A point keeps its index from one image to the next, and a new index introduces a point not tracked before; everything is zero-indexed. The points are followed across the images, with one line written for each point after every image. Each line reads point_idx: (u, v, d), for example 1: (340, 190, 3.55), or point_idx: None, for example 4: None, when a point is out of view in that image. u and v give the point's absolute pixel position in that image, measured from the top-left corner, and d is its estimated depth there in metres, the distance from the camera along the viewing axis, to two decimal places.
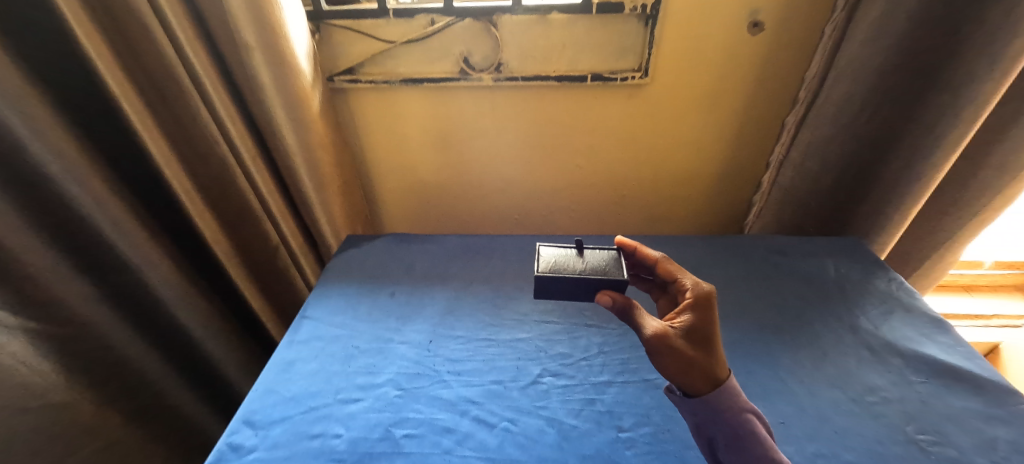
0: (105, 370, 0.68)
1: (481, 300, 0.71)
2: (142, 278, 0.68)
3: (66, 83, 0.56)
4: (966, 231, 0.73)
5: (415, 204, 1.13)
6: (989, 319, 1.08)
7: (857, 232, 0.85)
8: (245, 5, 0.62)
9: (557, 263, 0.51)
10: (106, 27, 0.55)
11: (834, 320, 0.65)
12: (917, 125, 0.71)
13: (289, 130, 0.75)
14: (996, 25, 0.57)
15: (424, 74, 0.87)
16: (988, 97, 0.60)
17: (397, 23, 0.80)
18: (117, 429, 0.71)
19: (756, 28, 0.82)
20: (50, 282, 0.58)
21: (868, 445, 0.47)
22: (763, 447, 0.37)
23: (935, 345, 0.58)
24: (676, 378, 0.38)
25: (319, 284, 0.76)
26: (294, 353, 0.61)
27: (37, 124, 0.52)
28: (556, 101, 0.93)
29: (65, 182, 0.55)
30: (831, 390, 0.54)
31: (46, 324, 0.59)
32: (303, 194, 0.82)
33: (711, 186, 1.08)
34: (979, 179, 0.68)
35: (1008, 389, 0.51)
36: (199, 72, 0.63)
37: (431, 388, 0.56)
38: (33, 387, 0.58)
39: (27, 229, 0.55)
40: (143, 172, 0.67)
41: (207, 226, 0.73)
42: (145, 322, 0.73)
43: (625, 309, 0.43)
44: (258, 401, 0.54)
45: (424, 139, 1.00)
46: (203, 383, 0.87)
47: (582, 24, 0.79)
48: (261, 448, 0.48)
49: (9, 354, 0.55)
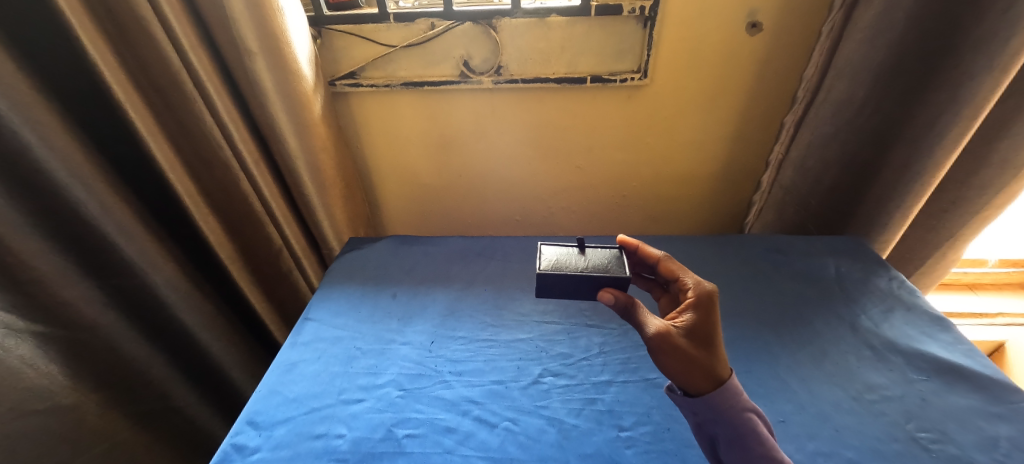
0: (111, 372, 0.69)
1: (482, 301, 0.72)
2: (147, 281, 0.69)
3: (71, 88, 0.57)
4: (969, 229, 0.73)
5: (416, 205, 1.13)
6: (994, 318, 1.07)
7: (859, 230, 0.85)
8: (247, 11, 0.63)
9: (559, 261, 0.51)
10: (110, 33, 0.56)
11: (834, 318, 0.65)
12: (916, 123, 0.71)
13: (291, 133, 0.75)
14: (993, 23, 0.57)
15: (424, 78, 0.88)
16: (987, 95, 0.60)
17: (397, 27, 0.81)
18: (122, 430, 0.72)
19: (754, 29, 0.82)
20: (57, 285, 0.59)
21: (868, 443, 0.47)
22: (764, 447, 0.37)
23: (936, 343, 0.58)
24: (678, 377, 0.38)
25: (322, 285, 0.76)
26: (297, 354, 0.62)
27: (43, 130, 0.53)
28: (555, 103, 0.93)
29: (71, 186, 0.56)
30: (831, 388, 0.54)
31: (51, 327, 0.60)
32: (305, 196, 0.83)
33: (712, 186, 1.08)
34: (981, 176, 0.68)
35: (1010, 386, 0.51)
36: (202, 77, 0.64)
37: (432, 388, 0.56)
38: (39, 388, 0.59)
39: (34, 233, 0.56)
40: (146, 175, 0.68)
41: (210, 229, 0.73)
42: (149, 324, 0.74)
43: (627, 307, 0.43)
44: (262, 402, 0.55)
45: (424, 141, 1.01)
46: (208, 385, 0.87)
47: (581, 26, 0.80)
48: (264, 449, 0.49)
49: (17, 356, 0.56)
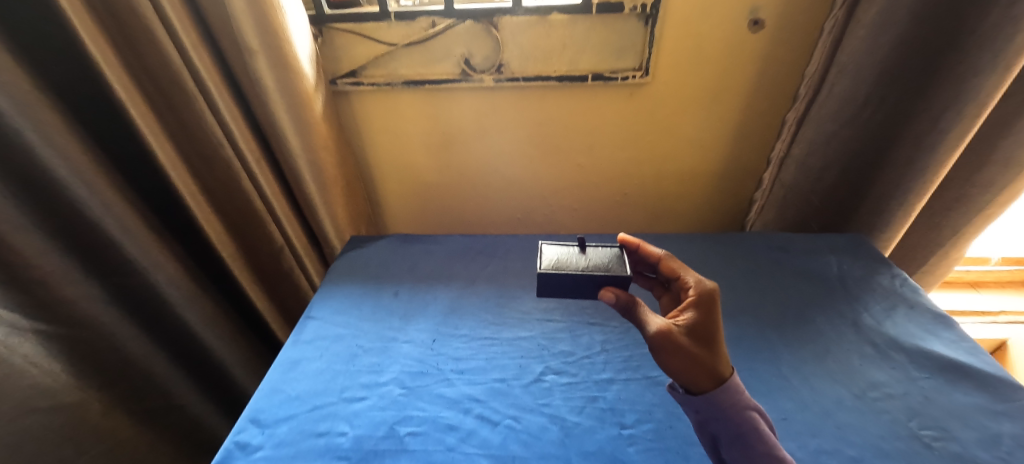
0: (113, 370, 0.69)
1: (483, 299, 0.72)
2: (149, 280, 0.69)
3: (72, 87, 0.57)
4: (972, 227, 0.73)
5: (417, 204, 1.13)
6: (996, 316, 1.07)
7: (861, 228, 0.85)
8: (249, 9, 0.63)
9: (560, 260, 0.51)
10: (111, 32, 0.56)
11: (837, 316, 0.65)
12: (919, 121, 0.70)
13: (292, 132, 0.75)
14: (997, 19, 0.57)
15: (425, 76, 0.88)
16: (990, 92, 0.60)
17: (398, 25, 0.81)
18: (125, 428, 0.72)
19: (756, 26, 0.82)
20: (59, 284, 0.60)
21: (871, 441, 0.47)
22: (766, 445, 0.37)
23: (938, 341, 0.58)
24: (680, 375, 0.38)
25: (324, 284, 0.76)
26: (298, 352, 0.62)
27: (45, 128, 0.53)
28: (557, 101, 0.93)
29: (74, 185, 0.57)
30: (833, 386, 0.54)
31: (54, 326, 0.60)
32: (307, 195, 0.83)
33: (713, 184, 1.08)
34: (984, 174, 0.68)
35: (1013, 383, 0.51)
36: (203, 76, 0.64)
37: (434, 386, 0.56)
38: (43, 387, 0.59)
39: (36, 233, 0.56)
40: (148, 174, 0.68)
41: (212, 227, 0.74)
42: (152, 323, 0.74)
43: (629, 306, 0.43)
44: (264, 400, 0.55)
45: (426, 140, 1.01)
46: (210, 384, 0.88)
47: (583, 24, 0.80)
48: (267, 446, 0.49)
49: (21, 355, 0.56)
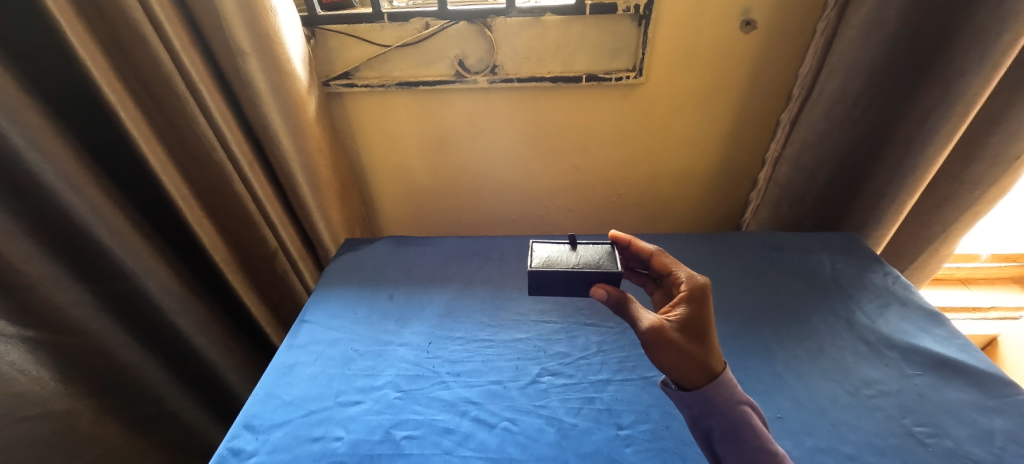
0: (103, 377, 0.68)
1: (480, 301, 0.71)
2: (140, 285, 0.68)
3: (58, 91, 0.56)
4: (961, 225, 0.74)
5: (413, 206, 1.13)
6: (986, 312, 1.08)
7: (853, 226, 0.85)
8: (239, 11, 0.62)
9: (551, 259, 0.51)
10: (100, 34, 0.55)
11: (831, 314, 0.65)
12: (909, 120, 0.71)
13: (285, 134, 0.75)
14: (983, 20, 0.58)
15: (419, 77, 0.87)
16: (978, 92, 0.60)
17: (391, 27, 0.80)
18: (116, 436, 0.71)
19: (748, 27, 0.83)
20: (48, 290, 0.59)
21: (867, 438, 0.48)
22: (760, 440, 0.37)
23: (931, 338, 0.59)
24: (672, 371, 0.39)
25: (318, 287, 0.76)
26: (293, 357, 0.61)
27: (33, 133, 0.52)
28: (552, 102, 0.93)
29: (63, 189, 0.56)
30: (829, 384, 0.55)
31: (44, 332, 0.60)
32: (300, 197, 0.82)
33: (708, 184, 1.09)
34: (972, 171, 0.69)
35: (1005, 379, 0.52)
36: (195, 79, 0.63)
37: (431, 389, 0.56)
38: (30, 395, 0.58)
39: (23, 239, 0.55)
40: (139, 177, 0.67)
41: (204, 231, 0.73)
42: (143, 329, 0.73)
43: (619, 302, 0.44)
44: (258, 406, 0.54)
45: (421, 142, 1.00)
46: (204, 389, 0.86)
47: (576, 25, 0.80)
48: (262, 452, 0.48)
49: (9, 363, 0.56)
